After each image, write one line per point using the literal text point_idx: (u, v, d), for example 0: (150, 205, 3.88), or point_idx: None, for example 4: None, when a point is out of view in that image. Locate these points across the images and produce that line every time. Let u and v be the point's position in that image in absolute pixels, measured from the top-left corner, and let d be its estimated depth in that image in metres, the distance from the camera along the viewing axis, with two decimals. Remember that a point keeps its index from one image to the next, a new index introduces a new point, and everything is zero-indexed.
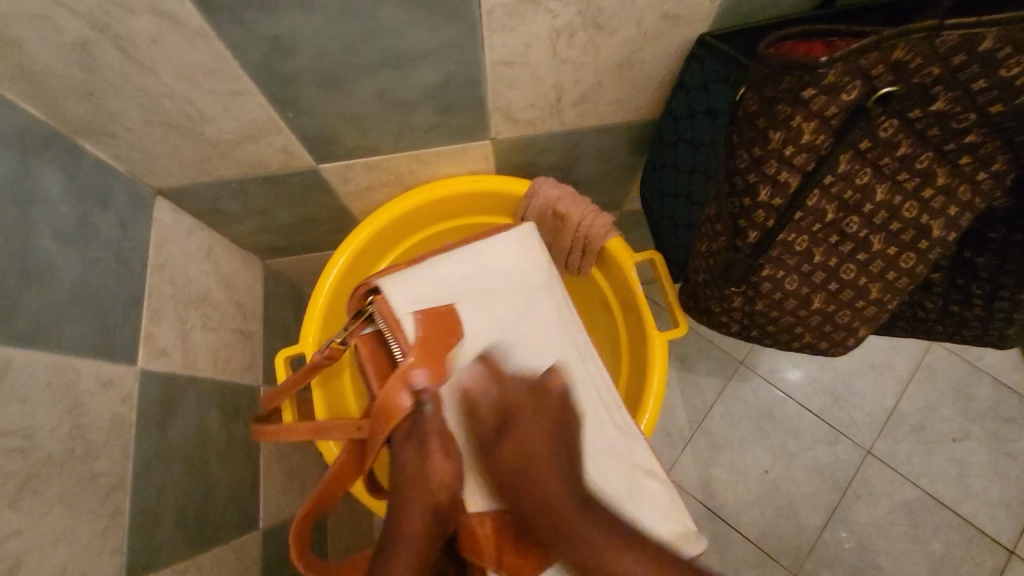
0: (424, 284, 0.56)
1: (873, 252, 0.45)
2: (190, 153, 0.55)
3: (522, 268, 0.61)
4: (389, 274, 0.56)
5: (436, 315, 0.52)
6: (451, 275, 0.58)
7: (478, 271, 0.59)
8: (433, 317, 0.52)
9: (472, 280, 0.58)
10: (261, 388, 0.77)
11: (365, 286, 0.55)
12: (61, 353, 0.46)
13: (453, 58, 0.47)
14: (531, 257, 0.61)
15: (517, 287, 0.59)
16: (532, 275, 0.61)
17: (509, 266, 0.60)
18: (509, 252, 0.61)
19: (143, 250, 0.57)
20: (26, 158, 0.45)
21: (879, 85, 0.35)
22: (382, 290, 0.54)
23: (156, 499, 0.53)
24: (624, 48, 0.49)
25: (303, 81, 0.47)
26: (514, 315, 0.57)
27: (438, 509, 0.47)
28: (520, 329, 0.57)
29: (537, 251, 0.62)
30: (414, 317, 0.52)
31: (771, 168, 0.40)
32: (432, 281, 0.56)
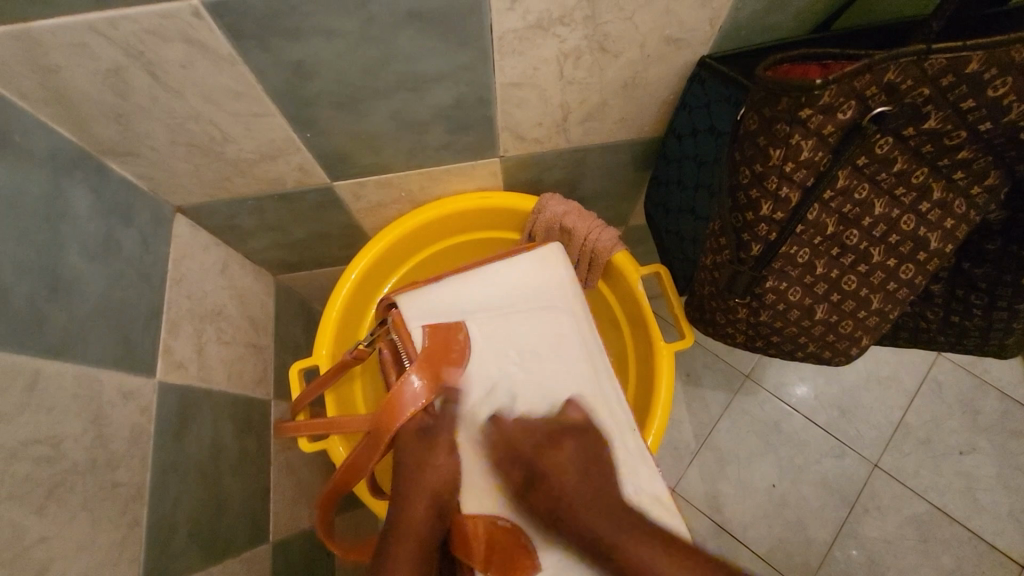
0: (442, 302, 0.59)
1: (874, 263, 0.46)
2: (210, 172, 0.57)
3: (536, 290, 0.62)
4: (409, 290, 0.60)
5: (447, 328, 0.55)
6: (464, 295, 0.60)
7: (490, 290, 0.61)
8: (440, 333, 0.55)
9: (483, 301, 0.60)
10: (271, 402, 0.78)
11: (387, 299, 0.60)
12: (86, 364, 0.47)
13: (465, 80, 0.49)
14: (548, 279, 0.63)
15: (531, 307, 0.60)
16: (550, 296, 0.62)
17: (525, 289, 0.62)
18: (523, 273, 0.63)
19: (163, 266, 0.59)
20: (58, 176, 0.47)
21: (873, 105, 0.37)
22: (398, 307, 0.58)
23: (172, 510, 0.54)
24: (628, 70, 0.51)
25: (323, 103, 0.49)
26: (526, 338, 0.58)
27: (437, 503, 0.49)
28: (533, 350, 0.57)
29: (556, 273, 0.63)
30: (421, 329, 0.55)
31: (771, 184, 0.41)
32: (449, 300, 0.59)
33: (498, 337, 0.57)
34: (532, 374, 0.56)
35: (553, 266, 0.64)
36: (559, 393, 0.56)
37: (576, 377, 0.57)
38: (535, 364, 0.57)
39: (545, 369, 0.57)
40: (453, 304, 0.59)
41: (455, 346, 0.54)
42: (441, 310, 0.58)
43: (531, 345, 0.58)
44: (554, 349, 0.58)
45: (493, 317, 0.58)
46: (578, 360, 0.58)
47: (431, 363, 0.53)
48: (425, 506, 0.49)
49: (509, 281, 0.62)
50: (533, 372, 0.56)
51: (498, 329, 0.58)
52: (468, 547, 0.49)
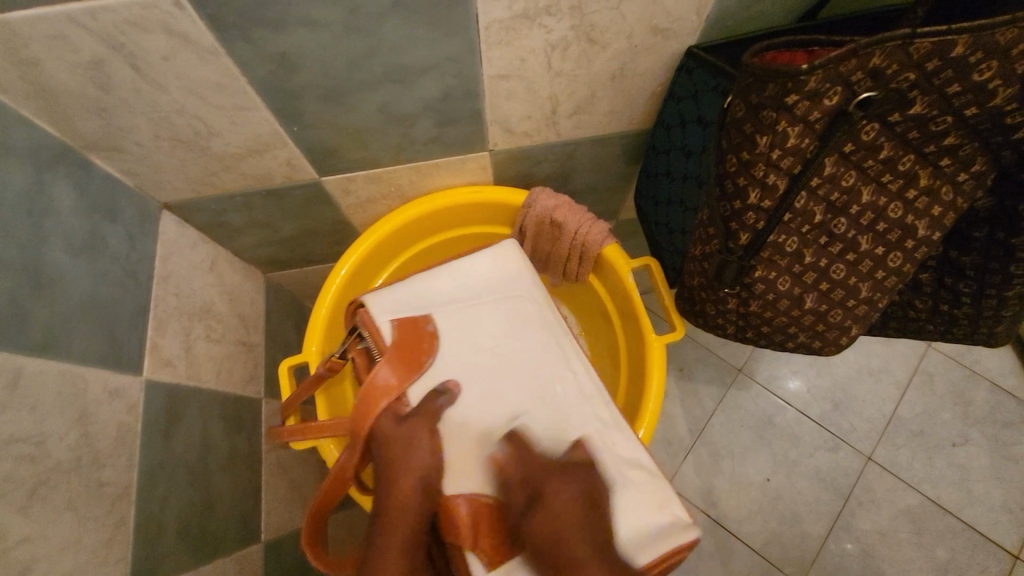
0: (408, 298, 0.61)
1: (862, 252, 0.46)
2: (197, 168, 0.57)
3: (501, 281, 0.64)
4: (374, 291, 0.61)
5: (411, 322, 0.57)
6: (432, 290, 0.62)
7: (456, 285, 0.63)
8: (409, 325, 0.57)
9: (450, 295, 0.62)
10: (262, 401, 0.77)
11: (353, 303, 0.60)
12: (70, 362, 0.46)
13: (452, 72, 0.49)
14: (510, 267, 0.65)
15: (498, 296, 0.62)
16: (512, 282, 0.64)
17: (485, 281, 0.64)
18: (487, 267, 0.64)
19: (150, 263, 0.59)
20: (40, 171, 0.46)
21: (860, 91, 0.37)
22: (365, 305, 0.59)
23: (160, 509, 0.54)
24: (616, 61, 0.51)
25: (309, 96, 0.49)
26: (492, 330, 0.60)
27: (427, 485, 0.49)
28: (501, 338, 0.60)
29: (517, 261, 0.65)
30: (391, 324, 0.57)
31: (759, 171, 0.41)
32: (414, 295, 0.61)
33: (465, 330, 0.59)
34: (500, 363, 0.58)
35: (512, 257, 0.66)
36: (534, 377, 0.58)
37: (544, 364, 0.59)
38: (505, 350, 0.59)
39: (511, 358, 0.59)
40: (417, 300, 0.61)
41: (424, 338, 0.57)
42: (408, 303, 0.60)
43: (499, 335, 0.60)
44: (521, 338, 0.60)
45: (459, 311, 0.60)
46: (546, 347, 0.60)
47: (402, 358, 0.55)
48: (412, 488, 0.48)
49: (472, 274, 0.64)
50: (504, 357, 0.59)
51: (465, 322, 0.60)
52: (460, 531, 0.48)
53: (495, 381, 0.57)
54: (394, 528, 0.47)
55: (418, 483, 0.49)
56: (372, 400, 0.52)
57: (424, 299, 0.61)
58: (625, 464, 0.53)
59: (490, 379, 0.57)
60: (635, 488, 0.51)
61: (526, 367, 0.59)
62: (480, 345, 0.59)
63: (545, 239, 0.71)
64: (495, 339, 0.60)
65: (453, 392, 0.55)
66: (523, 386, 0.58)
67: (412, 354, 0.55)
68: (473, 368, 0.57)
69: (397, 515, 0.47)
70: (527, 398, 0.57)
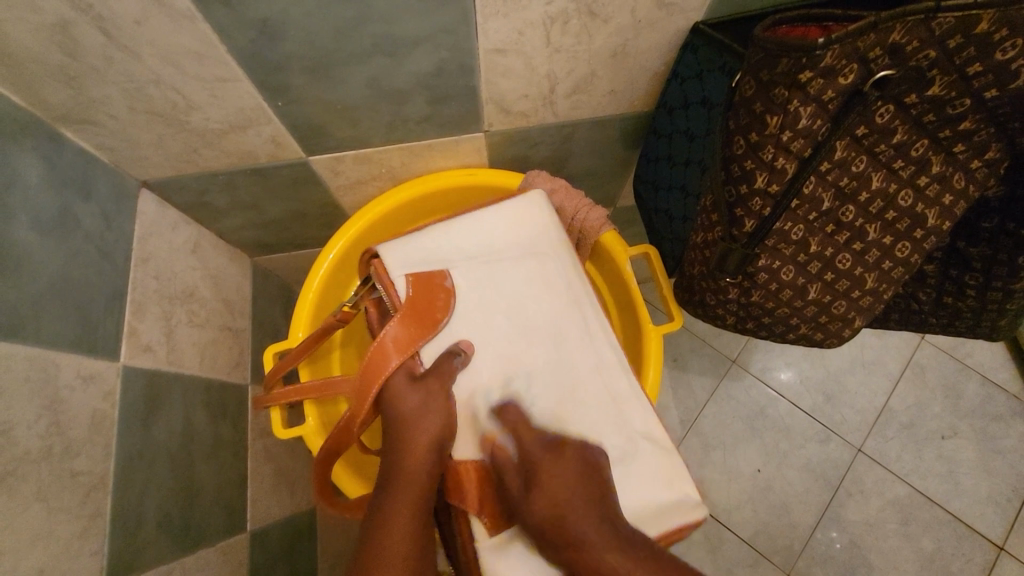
0: (424, 252, 0.58)
1: (869, 241, 0.45)
2: (176, 144, 0.54)
3: (519, 237, 0.60)
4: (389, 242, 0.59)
5: (425, 278, 0.55)
6: (449, 244, 0.59)
7: (472, 240, 0.59)
8: (423, 282, 0.54)
9: (468, 250, 0.59)
10: (249, 387, 0.75)
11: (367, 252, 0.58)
12: (40, 346, 0.44)
13: (445, 44, 0.46)
14: (533, 227, 0.61)
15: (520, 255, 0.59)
16: (536, 240, 0.61)
17: (507, 237, 0.60)
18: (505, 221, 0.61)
19: (127, 243, 0.56)
20: (4, 143, 0.43)
21: (876, 69, 0.35)
22: (382, 256, 0.57)
23: (139, 499, 0.52)
24: (618, 37, 0.48)
25: (294, 68, 0.46)
26: (510, 290, 0.57)
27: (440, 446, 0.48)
28: (522, 300, 0.56)
29: (544, 219, 0.62)
30: (406, 280, 0.54)
31: (768, 154, 0.39)
32: (431, 251, 0.58)
33: (480, 291, 0.56)
34: (517, 323, 0.55)
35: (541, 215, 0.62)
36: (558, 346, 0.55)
37: (564, 326, 0.56)
38: (526, 318, 0.56)
39: (530, 318, 0.56)
40: (435, 256, 0.58)
41: (440, 294, 0.54)
42: (422, 259, 0.57)
43: (516, 297, 0.57)
44: (541, 300, 0.57)
45: (475, 267, 0.57)
46: (566, 309, 0.57)
47: (415, 320, 0.53)
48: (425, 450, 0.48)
49: (488, 228, 0.60)
50: (522, 324, 0.55)
51: (484, 278, 0.56)
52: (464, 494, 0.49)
53: (511, 344, 0.54)
54: (407, 485, 0.47)
55: (429, 443, 0.48)
56: (383, 354, 0.52)
57: (442, 256, 0.58)
58: (636, 435, 0.52)
59: (502, 343, 0.54)
60: (642, 460, 0.51)
61: (545, 329, 0.56)
62: (496, 304, 0.56)
63: None
64: (513, 299, 0.56)
65: (467, 353, 0.52)
66: (539, 349, 0.55)
67: (423, 311, 0.53)
68: (485, 327, 0.55)
69: (410, 475, 0.47)
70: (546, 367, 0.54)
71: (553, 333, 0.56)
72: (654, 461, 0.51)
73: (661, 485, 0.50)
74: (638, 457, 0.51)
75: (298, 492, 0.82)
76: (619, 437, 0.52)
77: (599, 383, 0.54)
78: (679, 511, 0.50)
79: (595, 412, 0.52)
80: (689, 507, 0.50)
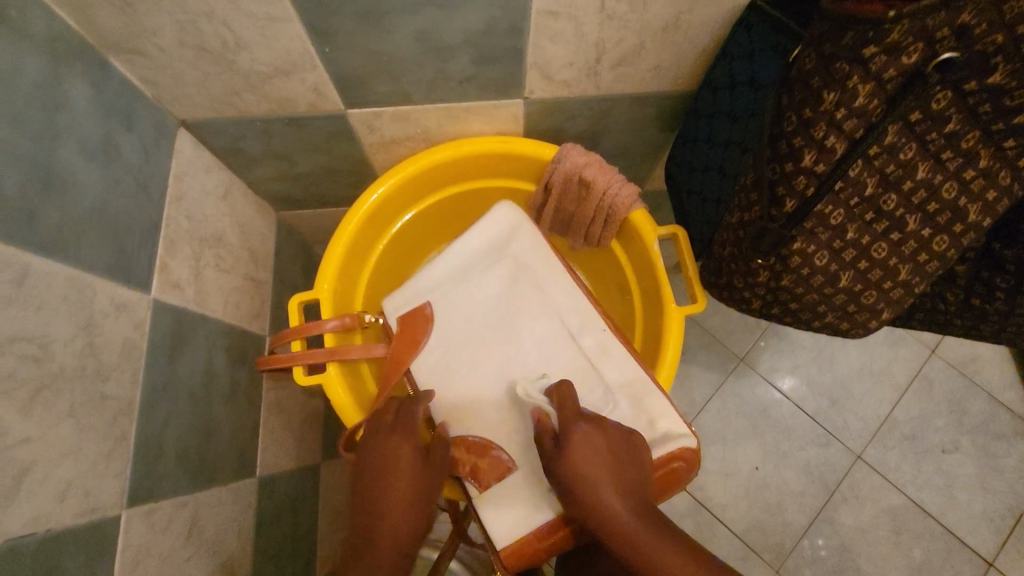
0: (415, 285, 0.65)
1: (907, 232, 0.45)
2: (220, 84, 0.54)
3: (496, 244, 0.66)
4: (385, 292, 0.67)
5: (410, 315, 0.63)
6: (439, 267, 0.66)
7: (457, 263, 0.66)
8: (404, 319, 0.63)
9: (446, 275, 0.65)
10: (267, 338, 0.76)
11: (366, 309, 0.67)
12: (79, 269, 0.45)
13: (499, 1, 0.46)
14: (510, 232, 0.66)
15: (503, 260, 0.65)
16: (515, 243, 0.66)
17: (487, 244, 0.66)
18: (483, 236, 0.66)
19: (163, 180, 0.56)
20: (57, 64, 0.44)
21: (940, 51, 0.34)
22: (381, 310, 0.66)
23: (161, 431, 0.53)
24: (672, 10, 0.48)
25: (347, 13, 0.46)
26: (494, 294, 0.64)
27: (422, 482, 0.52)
28: (512, 298, 0.63)
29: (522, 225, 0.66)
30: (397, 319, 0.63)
31: (819, 131, 0.39)
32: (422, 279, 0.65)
33: (457, 307, 0.63)
34: (495, 323, 0.63)
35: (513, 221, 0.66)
36: (550, 335, 0.62)
37: (541, 322, 0.62)
38: (520, 311, 0.63)
39: (505, 314, 0.63)
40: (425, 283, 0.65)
41: (420, 322, 0.62)
42: (412, 291, 0.65)
43: (489, 304, 0.64)
44: (522, 302, 0.63)
45: (460, 285, 0.64)
46: (542, 312, 0.63)
47: (406, 342, 0.62)
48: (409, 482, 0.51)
49: (468, 248, 0.66)
50: (517, 315, 0.63)
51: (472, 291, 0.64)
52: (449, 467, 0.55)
53: (508, 335, 0.62)
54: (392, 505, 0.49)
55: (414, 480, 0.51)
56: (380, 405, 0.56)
57: (432, 282, 0.65)
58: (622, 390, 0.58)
59: (484, 344, 0.62)
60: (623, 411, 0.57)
61: (523, 325, 0.62)
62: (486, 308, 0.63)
63: (570, 198, 0.69)
64: (490, 303, 0.63)
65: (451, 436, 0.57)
66: (518, 342, 0.62)
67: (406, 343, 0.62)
68: (461, 334, 0.62)
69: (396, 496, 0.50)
70: (539, 354, 0.61)
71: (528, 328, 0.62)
72: (637, 418, 0.57)
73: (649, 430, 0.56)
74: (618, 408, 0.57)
75: (304, 447, 0.83)
76: (598, 391, 0.58)
77: (576, 351, 0.61)
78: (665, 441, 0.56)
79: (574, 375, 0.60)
80: (677, 437, 0.56)
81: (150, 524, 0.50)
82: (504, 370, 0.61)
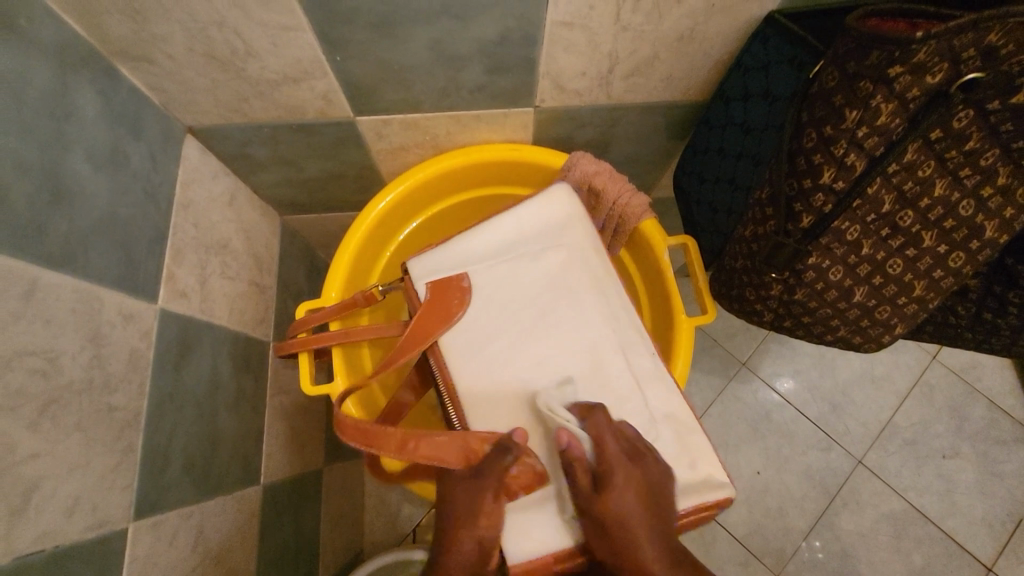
0: (449, 258, 0.59)
1: (923, 249, 0.44)
2: (228, 91, 0.54)
3: (543, 231, 0.61)
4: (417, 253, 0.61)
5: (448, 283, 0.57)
6: (479, 245, 0.60)
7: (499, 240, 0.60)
8: (441, 285, 0.56)
9: (490, 250, 0.60)
10: (271, 344, 0.75)
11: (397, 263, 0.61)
12: (87, 280, 0.44)
13: (514, 12, 0.45)
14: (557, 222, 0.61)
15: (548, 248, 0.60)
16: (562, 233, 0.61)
17: (531, 230, 0.61)
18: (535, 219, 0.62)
19: (170, 187, 0.56)
20: (66, 74, 0.43)
21: (965, 71, 0.34)
22: (409, 269, 0.59)
23: (168, 441, 0.52)
24: (688, 21, 0.47)
25: (359, 22, 0.45)
26: (536, 284, 0.58)
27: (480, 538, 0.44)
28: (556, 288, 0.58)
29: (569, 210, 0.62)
30: (426, 284, 0.57)
31: (839, 149, 0.39)
32: (461, 255, 0.60)
33: (496, 287, 0.58)
34: (536, 314, 0.57)
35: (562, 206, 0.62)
36: (588, 338, 0.56)
37: (582, 323, 0.57)
38: (563, 313, 0.57)
39: (548, 306, 0.57)
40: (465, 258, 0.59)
41: (454, 296, 0.56)
42: (447, 264, 0.59)
43: (531, 293, 0.58)
44: (563, 295, 0.58)
45: (501, 266, 0.59)
46: (586, 311, 0.57)
47: (436, 311, 0.55)
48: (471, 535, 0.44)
49: (515, 226, 0.61)
50: (559, 318, 0.57)
51: (515, 274, 0.58)
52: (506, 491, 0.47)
53: (550, 331, 0.56)
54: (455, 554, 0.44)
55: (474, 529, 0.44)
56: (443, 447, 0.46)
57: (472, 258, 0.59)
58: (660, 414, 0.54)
59: (525, 337, 0.55)
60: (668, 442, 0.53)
61: (564, 326, 0.56)
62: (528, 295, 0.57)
63: None
64: (532, 291, 0.58)
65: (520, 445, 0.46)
66: (554, 339, 0.55)
67: (439, 306, 0.55)
68: (497, 319, 0.56)
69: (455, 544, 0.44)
70: (577, 363, 0.55)
71: (572, 326, 0.56)
72: (676, 447, 0.53)
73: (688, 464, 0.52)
74: (658, 439, 0.53)
75: (307, 452, 0.83)
76: (642, 417, 0.53)
77: (623, 365, 0.55)
78: (699, 489, 0.52)
79: (619, 395, 0.54)
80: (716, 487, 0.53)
81: (156, 536, 0.49)
82: (541, 373, 0.54)
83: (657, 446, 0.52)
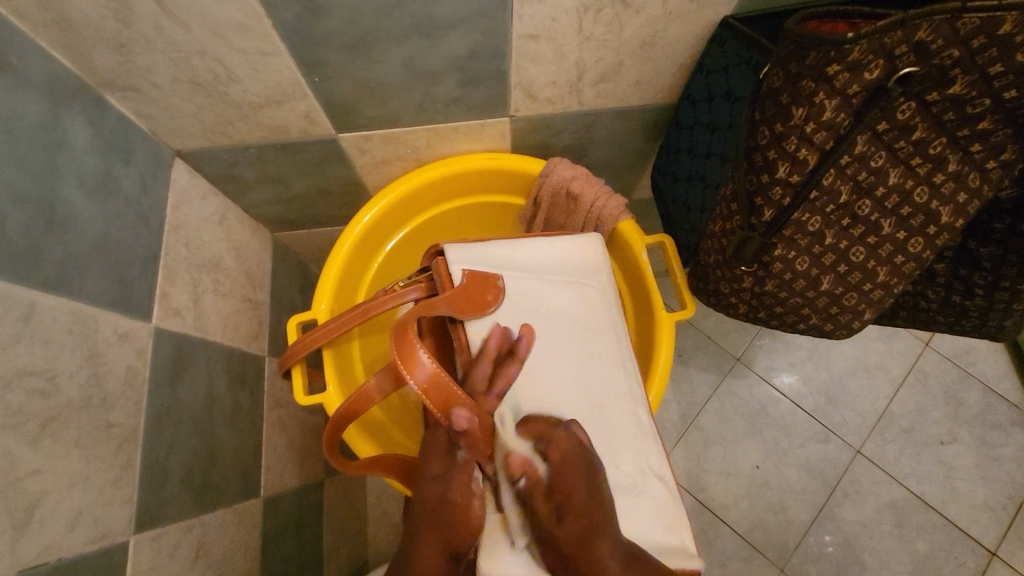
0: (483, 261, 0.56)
1: (883, 236, 0.46)
2: (213, 115, 0.56)
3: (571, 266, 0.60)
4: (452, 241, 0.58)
5: (482, 280, 0.53)
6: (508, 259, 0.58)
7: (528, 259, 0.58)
8: (478, 277, 0.53)
9: (518, 263, 0.58)
10: (266, 358, 0.77)
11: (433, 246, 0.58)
12: (83, 302, 0.46)
13: (480, 28, 0.48)
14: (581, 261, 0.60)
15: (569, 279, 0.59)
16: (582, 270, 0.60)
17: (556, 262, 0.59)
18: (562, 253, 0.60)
19: (161, 209, 0.58)
20: (56, 105, 0.45)
21: (901, 66, 0.36)
22: (444, 253, 0.56)
23: (166, 456, 0.54)
24: (648, 28, 0.50)
25: (334, 45, 0.48)
26: (559, 313, 0.56)
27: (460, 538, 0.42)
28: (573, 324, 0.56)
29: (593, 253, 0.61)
30: (465, 270, 0.53)
31: (791, 144, 0.41)
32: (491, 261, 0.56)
33: (525, 308, 0.54)
34: (552, 339, 0.53)
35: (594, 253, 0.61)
36: (598, 379, 0.53)
37: (596, 360, 0.54)
38: (575, 348, 0.54)
39: (560, 338, 0.54)
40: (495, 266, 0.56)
41: (488, 293, 0.52)
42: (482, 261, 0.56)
43: (552, 321, 0.55)
44: (583, 330, 0.55)
45: (528, 284, 0.56)
46: (595, 353, 0.55)
47: (460, 296, 0.51)
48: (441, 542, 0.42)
49: (540, 253, 0.59)
50: (569, 355, 0.53)
51: (540, 298, 0.56)
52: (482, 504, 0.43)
53: (564, 364, 0.52)
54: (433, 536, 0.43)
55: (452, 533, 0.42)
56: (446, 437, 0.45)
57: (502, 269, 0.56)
58: (647, 471, 0.51)
59: (541, 362, 0.52)
60: (652, 498, 0.49)
61: (576, 358, 0.53)
62: (550, 323, 0.54)
63: (560, 210, 0.70)
64: (552, 321, 0.55)
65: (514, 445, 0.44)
66: (566, 370, 0.52)
67: (461, 299, 0.51)
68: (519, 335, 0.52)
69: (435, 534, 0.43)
70: (584, 406, 0.51)
71: (583, 360, 0.54)
72: (659, 499, 0.50)
73: (662, 525, 0.48)
74: (646, 495, 0.49)
75: (308, 464, 0.84)
76: (633, 466, 0.50)
77: (623, 416, 0.52)
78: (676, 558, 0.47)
79: (618, 439, 0.51)
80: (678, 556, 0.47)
81: (157, 548, 0.51)
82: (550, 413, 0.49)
83: (641, 500, 0.49)
